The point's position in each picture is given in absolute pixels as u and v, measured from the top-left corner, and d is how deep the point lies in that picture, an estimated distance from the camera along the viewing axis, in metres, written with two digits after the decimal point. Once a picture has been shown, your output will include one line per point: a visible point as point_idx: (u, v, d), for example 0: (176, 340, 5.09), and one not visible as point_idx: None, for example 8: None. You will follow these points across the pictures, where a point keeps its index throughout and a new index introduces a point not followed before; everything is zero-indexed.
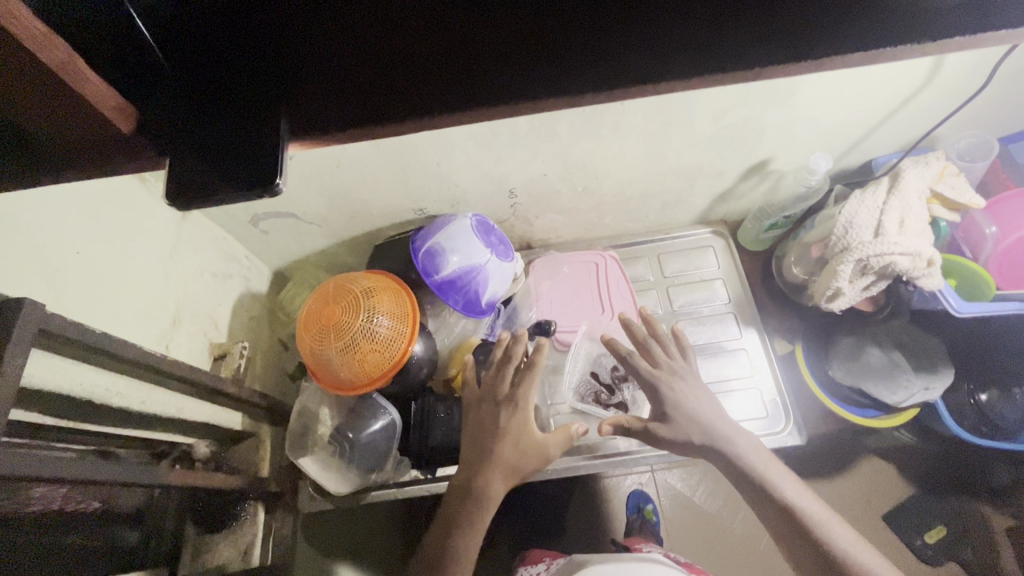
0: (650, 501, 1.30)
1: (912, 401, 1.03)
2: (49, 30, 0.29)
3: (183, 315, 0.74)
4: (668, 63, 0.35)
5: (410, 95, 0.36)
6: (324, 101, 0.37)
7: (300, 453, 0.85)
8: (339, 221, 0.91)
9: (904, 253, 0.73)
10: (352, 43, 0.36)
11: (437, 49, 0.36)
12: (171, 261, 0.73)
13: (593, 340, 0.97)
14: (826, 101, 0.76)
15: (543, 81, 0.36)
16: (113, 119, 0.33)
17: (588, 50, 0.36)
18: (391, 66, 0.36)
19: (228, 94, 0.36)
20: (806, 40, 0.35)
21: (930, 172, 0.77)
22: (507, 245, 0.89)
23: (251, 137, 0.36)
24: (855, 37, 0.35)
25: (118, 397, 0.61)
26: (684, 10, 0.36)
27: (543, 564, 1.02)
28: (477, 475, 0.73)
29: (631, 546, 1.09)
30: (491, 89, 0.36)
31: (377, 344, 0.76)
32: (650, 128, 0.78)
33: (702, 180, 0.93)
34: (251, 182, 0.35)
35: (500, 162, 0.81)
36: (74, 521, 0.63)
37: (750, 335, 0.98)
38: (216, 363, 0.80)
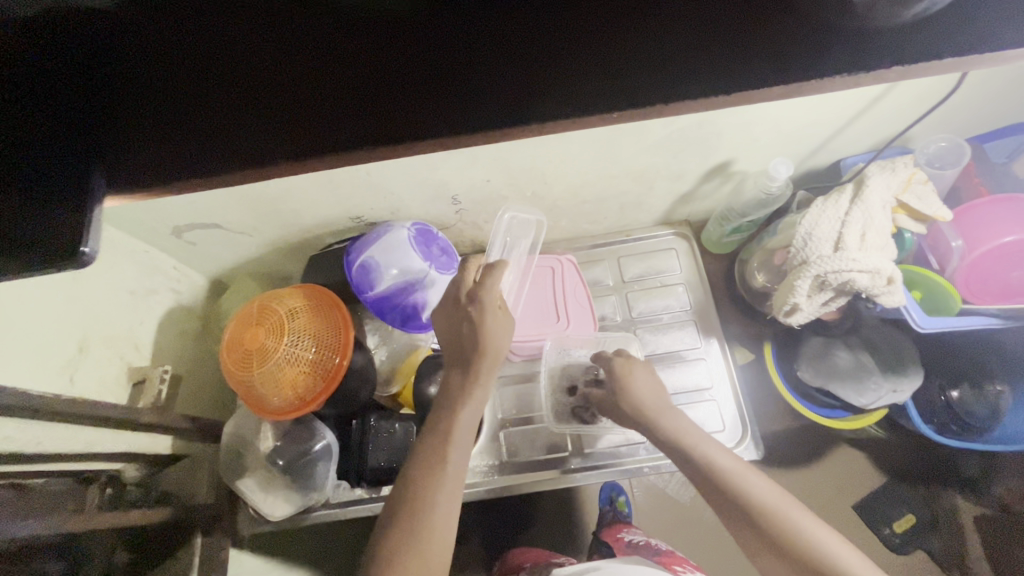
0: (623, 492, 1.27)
1: (879, 404, 1.02)
2: None
3: (91, 342, 0.69)
4: (542, 100, 0.32)
5: (244, 145, 0.33)
6: (156, 154, 0.33)
7: (233, 475, 0.81)
8: (270, 230, 0.85)
9: (863, 270, 0.68)
10: (192, 92, 0.33)
11: (293, 99, 0.33)
12: (76, 285, 0.67)
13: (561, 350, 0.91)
14: (785, 104, 0.70)
15: (402, 121, 0.32)
16: None
17: (451, 92, 0.33)
18: (247, 115, 0.33)
19: (33, 142, 0.31)
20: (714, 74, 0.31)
21: (897, 179, 0.71)
22: (450, 255, 0.83)
23: (54, 192, 0.31)
24: (764, 73, 0.31)
25: (5, 442, 0.56)
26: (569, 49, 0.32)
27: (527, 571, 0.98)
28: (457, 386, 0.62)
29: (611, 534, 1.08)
30: (351, 138, 0.32)
31: (304, 368, 0.72)
32: (596, 133, 0.72)
33: (660, 182, 0.87)
34: (47, 253, 0.30)
35: (436, 169, 0.75)
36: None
37: (709, 346, 0.94)
38: (135, 390, 0.75)
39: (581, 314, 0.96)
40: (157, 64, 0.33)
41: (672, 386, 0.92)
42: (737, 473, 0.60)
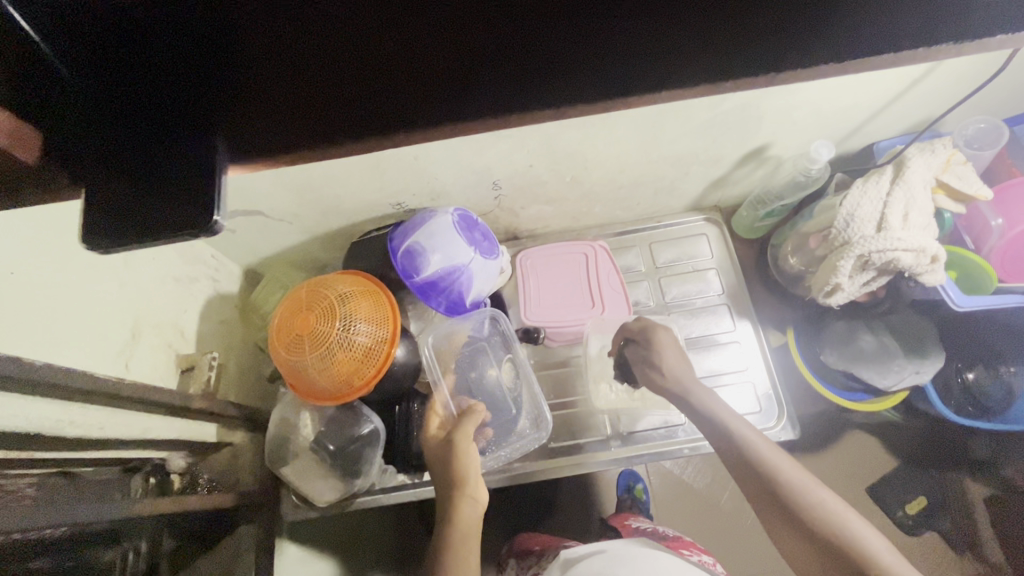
0: (640, 480, 1.30)
1: (902, 385, 1.03)
2: None
3: (143, 329, 0.69)
4: (651, 62, 0.31)
5: (346, 116, 0.32)
6: (258, 119, 0.31)
7: (280, 462, 0.81)
8: (311, 217, 0.85)
9: (907, 249, 0.70)
10: (284, 55, 0.30)
11: (410, 46, 0.30)
12: (126, 271, 0.67)
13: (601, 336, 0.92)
14: (830, 87, 0.71)
15: (511, 93, 0.31)
16: (11, 150, 0.28)
17: (569, 64, 0.31)
18: (359, 63, 0.31)
19: (154, 114, 0.31)
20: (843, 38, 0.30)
21: (936, 160, 0.73)
22: (492, 240, 0.83)
23: (182, 168, 0.31)
24: (879, 34, 0.30)
25: (72, 427, 0.56)
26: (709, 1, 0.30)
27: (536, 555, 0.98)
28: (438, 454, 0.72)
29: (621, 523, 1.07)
30: (475, 99, 0.31)
31: (355, 353, 0.72)
32: (643, 118, 0.72)
33: (696, 167, 0.88)
34: (180, 222, 0.30)
35: (481, 153, 0.75)
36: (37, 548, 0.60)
37: (744, 328, 0.96)
38: (184, 376, 0.75)
39: (615, 298, 0.96)
40: (242, 19, 0.30)
41: (706, 369, 0.94)
42: (771, 457, 0.63)
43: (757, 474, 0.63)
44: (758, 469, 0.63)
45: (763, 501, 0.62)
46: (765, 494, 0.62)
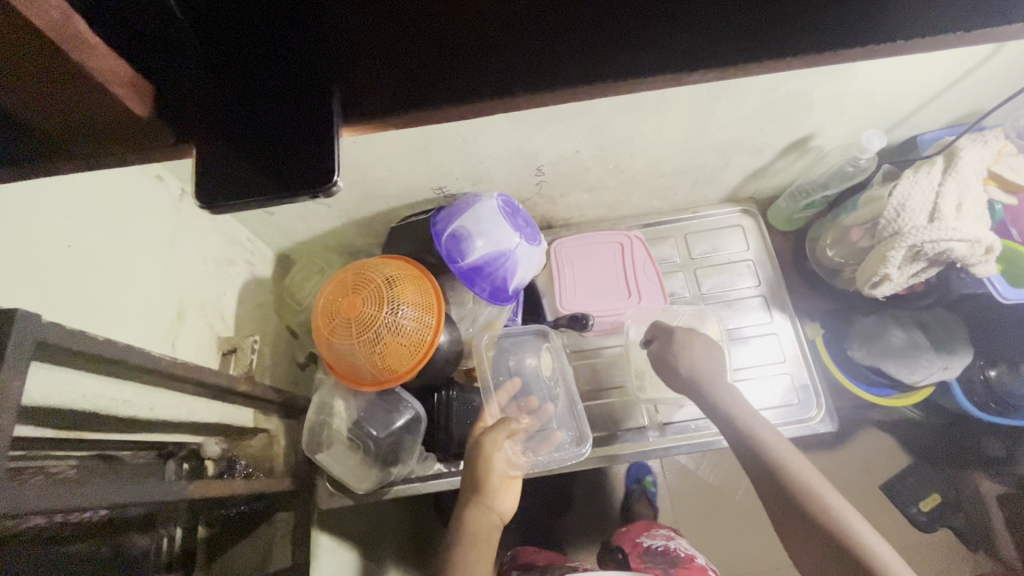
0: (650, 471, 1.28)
1: (930, 380, 0.99)
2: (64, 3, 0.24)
3: (187, 309, 0.67)
4: (780, 27, 0.30)
5: (462, 74, 0.30)
6: (372, 77, 0.30)
7: (317, 447, 0.79)
8: (351, 200, 0.83)
9: (961, 239, 0.69)
10: (405, 11, 0.29)
11: (535, 5, 0.29)
12: (172, 249, 0.65)
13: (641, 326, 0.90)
14: (884, 74, 0.71)
15: (638, 54, 0.30)
16: (123, 98, 0.27)
17: (699, 27, 0.30)
18: (480, 21, 0.30)
19: (267, 72, 0.30)
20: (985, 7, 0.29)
21: (989, 151, 0.72)
22: (534, 227, 0.82)
23: (295, 128, 0.30)
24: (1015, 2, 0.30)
25: (125, 406, 0.55)
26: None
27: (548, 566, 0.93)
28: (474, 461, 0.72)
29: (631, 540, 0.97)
30: (593, 63, 0.30)
31: (402, 337, 0.71)
32: (696, 103, 0.71)
33: (738, 157, 0.88)
34: (298, 182, 0.29)
35: (531, 137, 0.74)
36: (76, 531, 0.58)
37: (781, 321, 0.95)
38: (225, 359, 0.73)
39: (651, 289, 0.95)
40: None
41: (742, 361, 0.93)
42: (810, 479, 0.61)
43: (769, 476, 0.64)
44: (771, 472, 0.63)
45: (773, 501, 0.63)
46: (775, 496, 0.63)
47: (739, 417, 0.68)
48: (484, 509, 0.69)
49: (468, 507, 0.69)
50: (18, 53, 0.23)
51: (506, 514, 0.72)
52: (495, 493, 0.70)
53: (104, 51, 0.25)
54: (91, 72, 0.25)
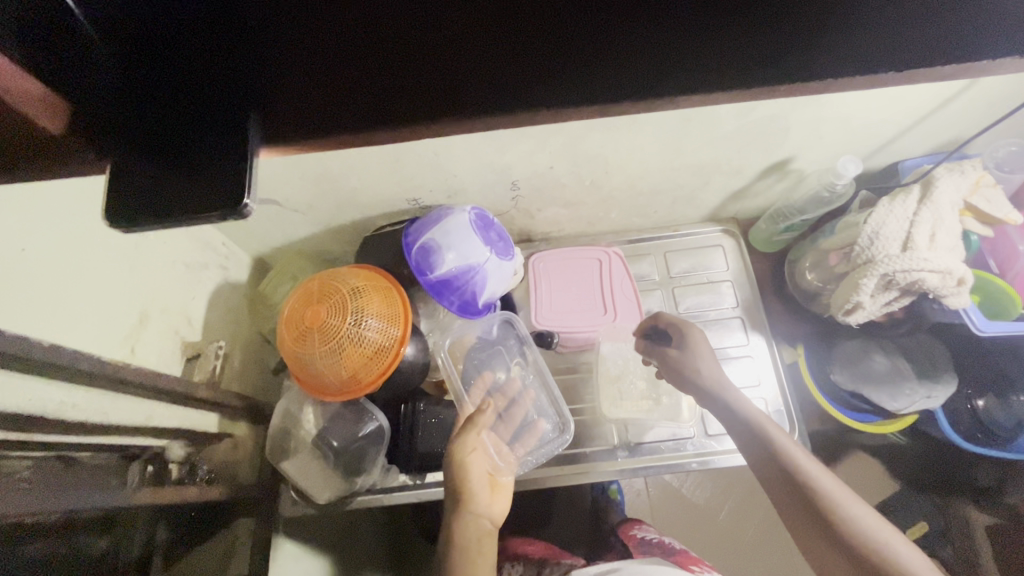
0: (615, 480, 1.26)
1: (912, 409, 0.98)
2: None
3: (150, 313, 0.67)
4: (704, 61, 0.30)
5: (381, 103, 0.30)
6: (293, 101, 0.30)
7: (281, 456, 0.80)
8: (326, 209, 0.83)
9: (933, 270, 0.69)
10: (322, 39, 0.29)
11: (453, 35, 0.30)
12: (137, 254, 0.65)
13: (614, 344, 0.91)
14: (859, 102, 0.70)
15: (557, 85, 0.30)
16: (37, 116, 0.27)
17: (622, 62, 0.30)
18: (399, 46, 0.30)
19: (184, 94, 0.30)
20: (902, 49, 0.30)
21: (964, 182, 0.72)
22: (507, 240, 0.82)
23: (211, 149, 0.30)
24: (940, 43, 0.29)
25: (76, 411, 0.55)
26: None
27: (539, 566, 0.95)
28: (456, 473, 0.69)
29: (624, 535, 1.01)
30: (510, 93, 0.30)
31: (366, 349, 0.71)
32: (670, 124, 0.71)
33: (717, 177, 0.87)
34: (208, 203, 0.29)
35: (503, 152, 0.74)
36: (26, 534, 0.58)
37: (757, 343, 0.94)
38: (189, 364, 0.73)
39: (628, 306, 0.95)
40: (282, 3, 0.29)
41: None
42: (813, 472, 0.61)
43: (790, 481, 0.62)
44: (792, 478, 0.61)
45: (791, 509, 0.61)
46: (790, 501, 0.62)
47: (765, 427, 0.66)
48: (470, 517, 0.67)
49: (453, 520, 0.67)
50: None
51: (496, 518, 0.70)
52: (477, 498, 0.69)
53: (16, 69, 0.25)
54: (1, 94, 0.25)
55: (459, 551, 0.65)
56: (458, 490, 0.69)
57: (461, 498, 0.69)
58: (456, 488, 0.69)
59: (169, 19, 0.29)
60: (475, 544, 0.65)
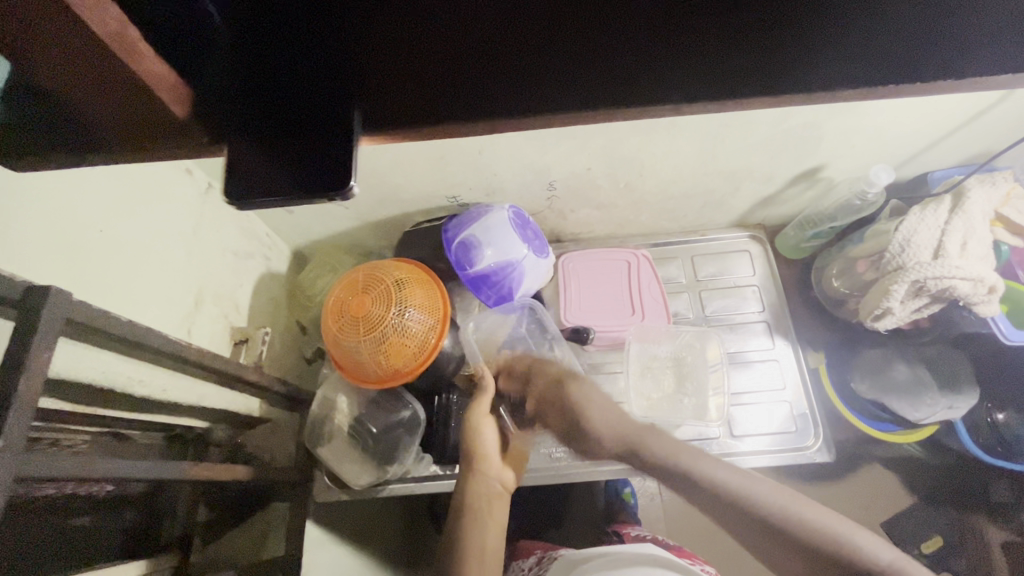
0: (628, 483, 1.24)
1: (933, 419, 0.97)
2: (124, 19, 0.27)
3: (204, 297, 0.70)
4: (781, 53, 0.31)
5: (473, 95, 0.32)
6: (392, 93, 0.32)
7: (317, 442, 0.82)
8: (368, 203, 0.86)
9: (965, 277, 0.70)
10: (423, 37, 0.32)
11: (543, 30, 0.31)
12: (195, 239, 0.69)
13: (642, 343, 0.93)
14: (894, 112, 0.72)
15: (638, 78, 0.31)
16: (169, 102, 0.29)
17: (706, 54, 0.31)
18: (496, 41, 0.31)
19: (292, 85, 0.32)
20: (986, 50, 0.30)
21: (996, 193, 0.73)
22: (542, 240, 0.85)
23: (320, 137, 0.32)
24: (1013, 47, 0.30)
25: (139, 386, 0.57)
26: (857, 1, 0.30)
27: (535, 559, 0.94)
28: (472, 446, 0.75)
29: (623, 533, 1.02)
30: (590, 84, 0.32)
31: (407, 338, 0.73)
32: (708, 129, 0.73)
33: (748, 183, 0.89)
34: (317, 184, 0.31)
35: (544, 153, 0.77)
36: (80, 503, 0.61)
37: (783, 348, 0.95)
38: (236, 348, 0.76)
39: (655, 307, 0.96)
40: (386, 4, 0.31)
41: (742, 386, 0.93)
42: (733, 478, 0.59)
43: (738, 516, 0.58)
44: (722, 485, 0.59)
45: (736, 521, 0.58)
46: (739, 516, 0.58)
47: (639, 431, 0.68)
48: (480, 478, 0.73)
49: (467, 479, 0.74)
50: (84, 57, 0.26)
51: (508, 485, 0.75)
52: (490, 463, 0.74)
53: (155, 60, 0.28)
54: (143, 79, 0.28)
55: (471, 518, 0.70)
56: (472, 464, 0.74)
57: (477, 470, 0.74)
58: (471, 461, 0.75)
59: (282, 21, 0.32)
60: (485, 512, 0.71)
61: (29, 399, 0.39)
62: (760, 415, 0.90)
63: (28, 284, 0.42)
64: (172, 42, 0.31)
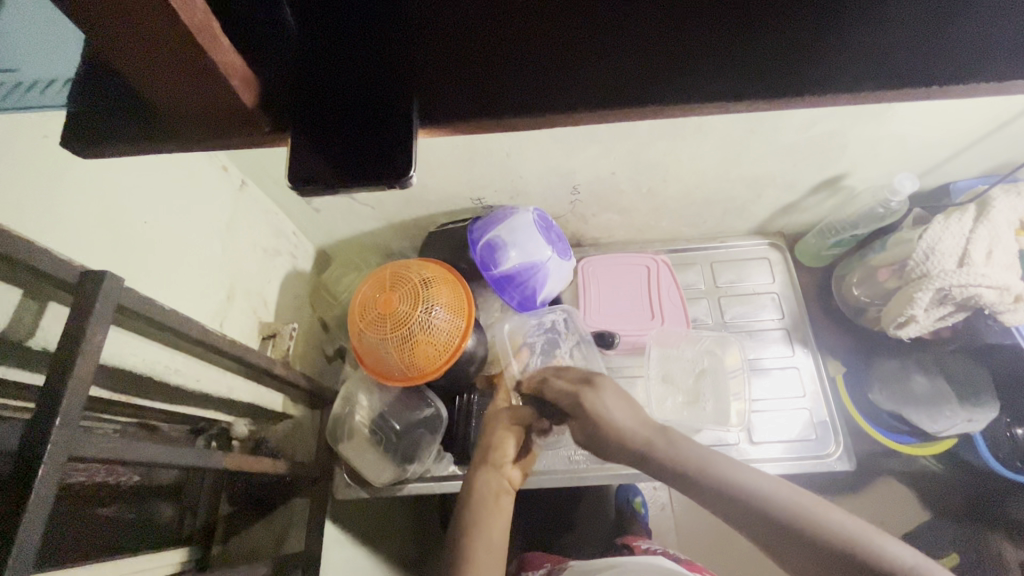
0: (639, 493, 1.23)
1: (950, 432, 0.96)
2: (207, 10, 0.28)
3: (236, 291, 0.71)
4: (820, 63, 0.32)
5: (531, 90, 0.33)
6: (452, 89, 0.33)
7: (339, 439, 0.83)
8: (394, 204, 0.88)
9: (991, 286, 0.70)
10: (483, 39, 0.33)
11: (597, 32, 0.33)
12: (228, 234, 0.70)
13: (662, 349, 0.93)
14: (919, 121, 0.73)
15: (686, 79, 0.32)
16: (239, 89, 0.31)
17: (752, 59, 0.32)
18: (552, 40, 0.33)
19: (353, 78, 0.33)
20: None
21: (1022, 203, 0.74)
22: (565, 242, 0.87)
23: (380, 126, 0.33)
24: None
25: (175, 374, 0.58)
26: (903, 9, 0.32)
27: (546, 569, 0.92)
28: (493, 435, 0.73)
29: (630, 545, 1.01)
30: (641, 84, 0.32)
31: (433, 336, 0.74)
32: (733, 135, 0.74)
33: (770, 190, 0.90)
34: (379, 172, 0.32)
35: (571, 156, 0.78)
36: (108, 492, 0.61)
37: (803, 356, 0.95)
38: (264, 342, 0.77)
39: (675, 313, 0.97)
40: (448, 12, 0.34)
41: (762, 393, 0.93)
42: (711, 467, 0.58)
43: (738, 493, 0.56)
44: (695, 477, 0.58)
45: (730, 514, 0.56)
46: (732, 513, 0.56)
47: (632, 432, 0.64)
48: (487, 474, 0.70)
49: (477, 469, 0.71)
50: (167, 46, 0.28)
51: (516, 481, 0.72)
52: (502, 458, 0.71)
53: (230, 51, 0.30)
54: (221, 69, 0.29)
55: (478, 504, 0.67)
56: (487, 451, 0.72)
57: (491, 460, 0.71)
58: (485, 448, 0.73)
59: (349, 21, 0.34)
60: (497, 501, 0.68)
61: (82, 380, 0.40)
62: (781, 422, 0.90)
63: (85, 270, 0.43)
64: (242, 35, 0.32)
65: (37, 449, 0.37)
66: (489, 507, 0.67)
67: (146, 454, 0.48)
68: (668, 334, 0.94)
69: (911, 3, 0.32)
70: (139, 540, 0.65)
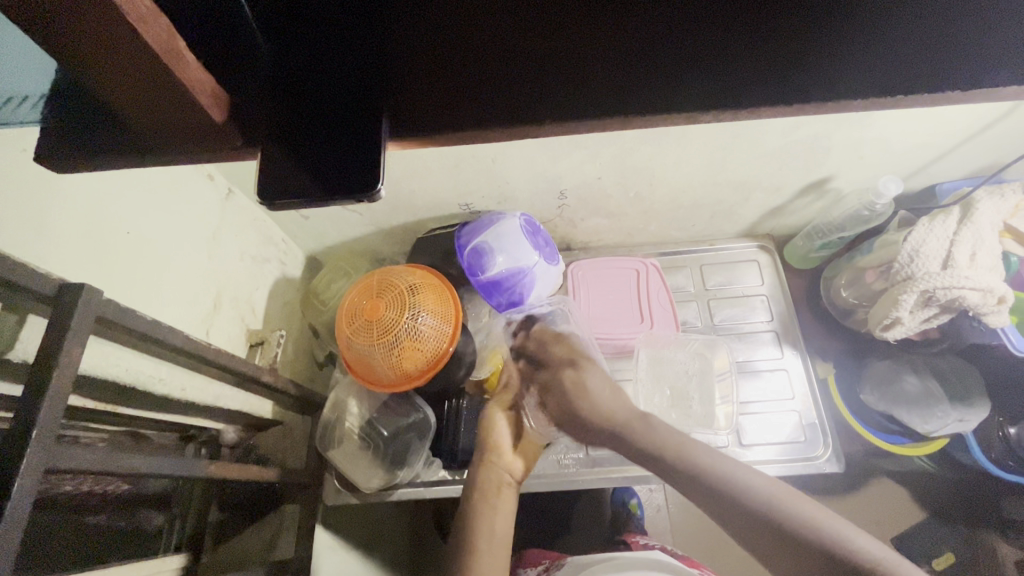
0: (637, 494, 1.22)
1: (943, 432, 0.96)
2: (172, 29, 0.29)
3: (223, 299, 0.72)
4: (787, 72, 0.32)
5: (499, 101, 0.33)
6: (422, 101, 0.34)
7: (328, 446, 0.82)
8: (382, 210, 0.88)
9: (974, 288, 0.70)
10: (452, 50, 0.33)
11: (565, 44, 0.33)
12: (214, 242, 0.70)
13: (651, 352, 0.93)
14: (900, 125, 0.74)
15: (652, 90, 0.33)
16: (208, 106, 0.31)
17: (717, 69, 0.32)
18: (519, 53, 0.33)
19: (323, 92, 0.33)
20: (996, 65, 0.31)
21: (1005, 205, 0.74)
22: (553, 247, 0.87)
23: (349, 139, 0.33)
24: (1009, 63, 0.31)
25: (160, 384, 0.59)
26: (874, 17, 0.32)
27: (542, 566, 0.92)
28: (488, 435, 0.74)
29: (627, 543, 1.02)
30: (607, 97, 0.33)
31: (421, 342, 0.74)
32: (717, 140, 0.75)
33: (757, 193, 0.90)
34: (349, 186, 0.33)
35: (556, 162, 0.78)
36: (95, 501, 0.62)
37: (792, 357, 0.95)
38: (252, 350, 0.77)
39: (664, 316, 0.97)
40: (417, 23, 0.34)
41: (751, 395, 0.93)
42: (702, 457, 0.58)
43: (741, 508, 0.53)
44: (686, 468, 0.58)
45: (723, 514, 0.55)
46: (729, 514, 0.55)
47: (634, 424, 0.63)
48: (489, 467, 0.71)
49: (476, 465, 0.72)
50: (132, 65, 0.28)
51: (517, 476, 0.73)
52: (498, 454, 0.72)
53: (197, 68, 0.30)
54: (187, 86, 0.30)
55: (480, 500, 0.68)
56: (485, 449, 0.73)
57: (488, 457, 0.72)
58: (483, 446, 0.73)
59: (317, 33, 0.34)
60: (499, 492, 0.69)
61: (60, 392, 0.40)
62: (769, 424, 0.90)
63: (64, 283, 0.43)
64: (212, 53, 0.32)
65: (13, 463, 0.37)
66: (491, 502, 0.67)
67: (130, 465, 0.49)
68: (658, 338, 0.95)
69: (877, 9, 0.32)
70: (127, 549, 0.65)
